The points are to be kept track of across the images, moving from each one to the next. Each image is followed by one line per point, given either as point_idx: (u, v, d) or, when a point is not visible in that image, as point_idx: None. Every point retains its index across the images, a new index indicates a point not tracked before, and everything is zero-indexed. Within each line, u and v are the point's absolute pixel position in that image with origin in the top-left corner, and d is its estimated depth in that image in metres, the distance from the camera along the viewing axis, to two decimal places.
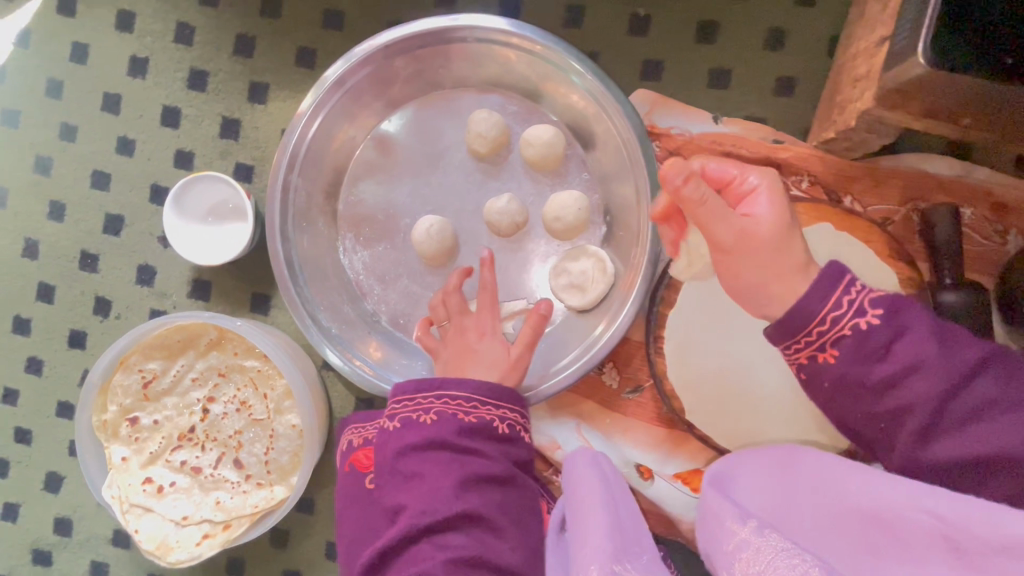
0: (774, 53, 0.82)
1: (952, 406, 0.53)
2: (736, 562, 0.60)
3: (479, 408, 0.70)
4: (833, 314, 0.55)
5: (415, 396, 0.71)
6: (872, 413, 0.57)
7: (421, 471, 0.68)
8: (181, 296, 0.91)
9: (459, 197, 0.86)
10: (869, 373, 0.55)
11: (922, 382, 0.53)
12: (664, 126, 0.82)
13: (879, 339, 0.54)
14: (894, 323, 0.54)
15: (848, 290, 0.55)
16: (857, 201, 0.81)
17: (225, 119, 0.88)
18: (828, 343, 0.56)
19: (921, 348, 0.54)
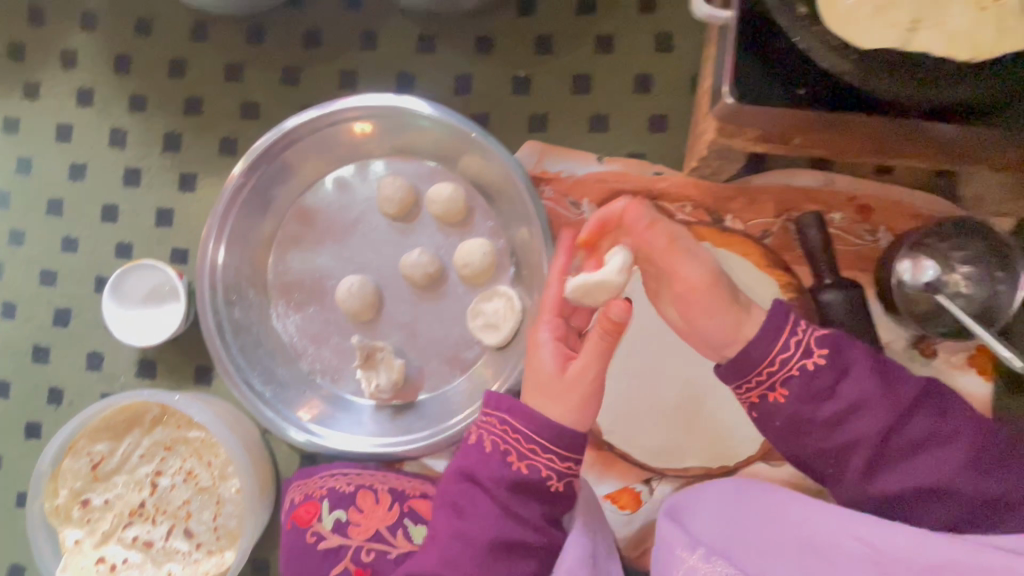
0: (643, 96, 0.91)
1: (893, 441, 0.60)
2: None
3: (537, 453, 0.69)
4: (780, 354, 0.62)
5: (503, 427, 0.70)
6: (822, 450, 0.63)
7: (460, 508, 0.69)
8: (128, 377, 0.96)
9: (380, 255, 0.93)
10: (817, 410, 0.61)
11: (866, 417, 0.60)
12: (554, 171, 0.90)
13: (823, 378, 0.61)
14: (837, 364, 0.62)
15: (794, 331, 0.63)
16: (737, 218, 0.88)
17: (160, 209, 0.97)
18: (777, 383, 0.63)
19: (862, 388, 0.61)
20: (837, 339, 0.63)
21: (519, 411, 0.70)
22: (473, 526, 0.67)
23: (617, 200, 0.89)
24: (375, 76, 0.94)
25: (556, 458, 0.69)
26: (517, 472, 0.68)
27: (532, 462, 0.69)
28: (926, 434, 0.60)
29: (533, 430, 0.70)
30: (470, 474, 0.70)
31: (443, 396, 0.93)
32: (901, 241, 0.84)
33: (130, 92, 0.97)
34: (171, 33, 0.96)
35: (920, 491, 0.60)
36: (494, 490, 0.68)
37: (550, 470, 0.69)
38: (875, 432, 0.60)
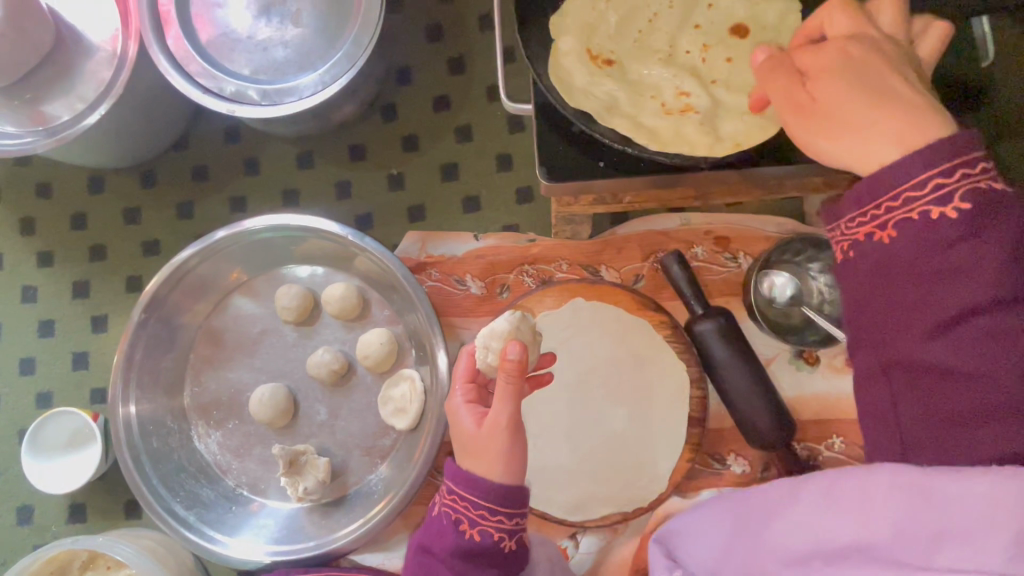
0: (506, 173, 1.00)
1: (990, 339, 0.45)
2: None
3: (486, 518, 0.65)
4: (915, 187, 0.46)
5: (453, 496, 0.68)
6: (903, 324, 0.48)
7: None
8: (59, 525, 0.97)
9: (288, 360, 0.98)
10: (922, 257, 0.47)
11: (974, 290, 0.45)
12: (437, 253, 0.97)
13: (947, 230, 0.46)
14: (978, 221, 0.45)
15: (955, 169, 0.46)
16: (611, 267, 0.95)
17: (76, 353, 1.01)
18: (890, 221, 0.48)
19: (984, 262, 0.45)
20: (998, 198, 0.46)
21: (459, 478, 0.67)
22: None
23: (498, 271, 0.95)
24: (262, 197, 1.03)
25: (504, 519, 0.66)
26: (468, 540, 0.66)
27: (481, 529, 0.66)
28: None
29: (478, 496, 0.66)
30: (429, 547, 0.69)
31: (363, 490, 0.94)
32: (757, 262, 0.91)
33: (38, 251, 1.04)
34: (74, 191, 1.05)
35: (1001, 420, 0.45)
36: (449, 560, 0.67)
37: (502, 533, 0.66)
38: (984, 331, 0.45)
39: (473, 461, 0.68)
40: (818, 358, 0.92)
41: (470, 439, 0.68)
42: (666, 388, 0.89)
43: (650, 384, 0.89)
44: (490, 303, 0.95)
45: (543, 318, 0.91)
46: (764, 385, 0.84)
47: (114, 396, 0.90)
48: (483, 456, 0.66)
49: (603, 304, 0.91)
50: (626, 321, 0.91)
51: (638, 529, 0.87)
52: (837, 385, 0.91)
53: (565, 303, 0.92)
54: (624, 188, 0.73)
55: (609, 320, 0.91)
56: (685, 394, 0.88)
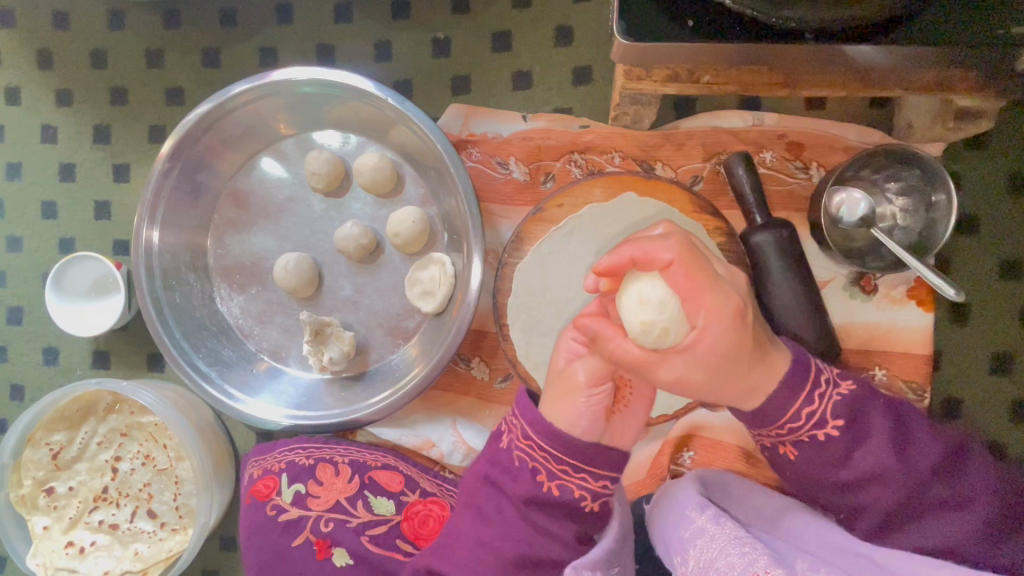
0: (564, 48, 0.90)
1: (907, 500, 0.64)
2: (691, 549, 0.69)
3: (568, 474, 0.66)
4: (795, 419, 0.64)
5: (537, 443, 0.67)
6: (835, 500, 0.68)
7: (483, 515, 0.68)
8: (85, 369, 0.98)
9: (315, 231, 0.94)
10: (831, 474, 0.65)
11: (879, 485, 0.64)
12: (479, 131, 0.89)
13: (822, 457, 0.65)
14: (862, 480, 0.65)
15: (818, 389, 0.64)
16: (668, 165, 0.87)
17: (97, 202, 0.98)
18: (789, 443, 0.66)
19: (874, 459, 0.63)
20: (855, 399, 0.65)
21: (545, 427, 0.66)
22: (497, 537, 0.67)
23: (544, 157, 0.88)
24: (293, 52, 0.94)
25: (589, 479, 0.67)
26: (547, 492, 0.66)
27: (564, 484, 0.66)
28: (928, 475, 0.63)
29: (563, 451, 0.66)
30: (493, 479, 0.69)
31: (385, 367, 0.93)
32: (831, 175, 0.82)
33: (56, 87, 0.97)
34: (92, 25, 0.97)
35: (906, 519, 0.65)
36: (520, 504, 0.67)
37: (583, 491, 0.67)
38: (898, 476, 0.63)
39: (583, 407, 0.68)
40: (876, 286, 0.85)
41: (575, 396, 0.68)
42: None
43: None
44: (532, 191, 0.89)
45: (590, 211, 0.84)
46: (812, 308, 0.80)
47: (140, 216, 0.87)
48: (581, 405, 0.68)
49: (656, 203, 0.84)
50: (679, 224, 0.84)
51: (659, 436, 0.86)
52: (892, 316, 0.85)
53: (615, 197, 0.85)
54: (711, 55, 0.63)
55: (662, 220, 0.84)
56: None
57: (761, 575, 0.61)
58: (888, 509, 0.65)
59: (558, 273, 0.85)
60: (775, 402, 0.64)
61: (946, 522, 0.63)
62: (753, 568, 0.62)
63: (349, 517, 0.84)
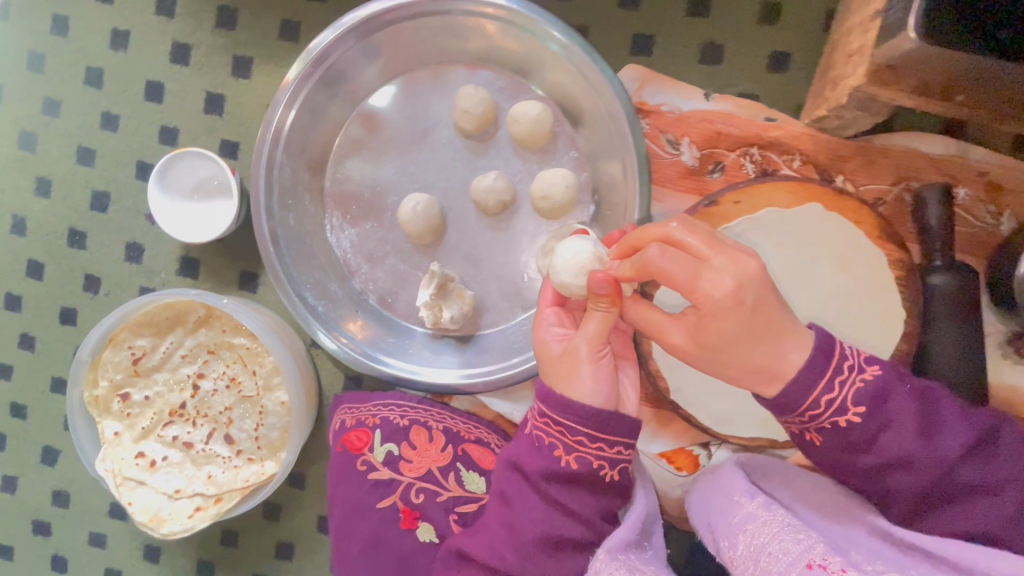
0: (768, 27, 0.80)
1: (941, 486, 0.59)
2: (740, 533, 0.64)
3: (584, 445, 0.63)
4: (815, 406, 0.59)
5: (558, 422, 0.64)
6: (860, 484, 0.63)
7: (506, 497, 0.67)
8: (170, 274, 0.91)
9: (447, 175, 0.86)
10: (853, 459, 0.60)
11: (909, 472, 0.59)
12: (653, 103, 0.81)
13: (844, 446, 0.60)
14: (891, 464, 0.59)
15: (840, 373, 0.59)
16: (850, 180, 0.79)
17: (209, 94, 0.87)
18: (812, 428, 0.60)
19: (903, 443, 0.58)
20: (883, 382, 0.59)
21: (552, 401, 0.64)
22: (522, 519, 0.65)
23: (720, 145, 0.80)
24: None
25: (605, 447, 0.63)
26: (563, 466, 0.64)
27: (579, 457, 0.64)
28: (960, 460, 0.58)
29: (577, 423, 0.63)
30: (517, 466, 0.67)
31: (500, 333, 0.87)
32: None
33: None
34: None
35: (936, 505, 0.60)
36: (538, 480, 0.65)
37: (601, 461, 0.64)
38: (930, 463, 0.58)
39: (568, 392, 0.64)
40: None
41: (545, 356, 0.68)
42: (870, 329, 0.77)
43: (861, 321, 0.77)
44: (698, 178, 0.81)
45: (769, 214, 0.76)
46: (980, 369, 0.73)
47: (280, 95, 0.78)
48: (571, 380, 0.64)
49: (839, 220, 0.76)
50: (859, 248, 0.76)
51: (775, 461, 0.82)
52: None
53: (799, 206, 0.76)
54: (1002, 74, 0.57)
55: (839, 241, 0.77)
56: (886, 344, 0.76)
57: (815, 562, 0.56)
58: (919, 493, 0.60)
59: None
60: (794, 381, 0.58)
61: (979, 508, 0.58)
62: (807, 555, 0.57)
63: (440, 490, 0.81)
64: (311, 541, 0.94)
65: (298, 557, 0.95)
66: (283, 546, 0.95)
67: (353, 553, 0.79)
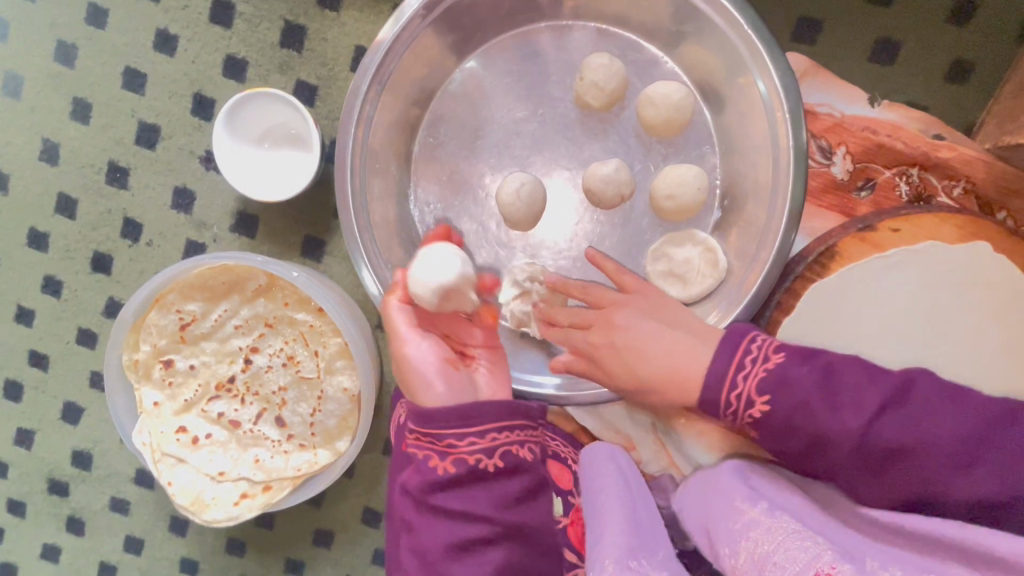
0: (955, 29, 0.70)
1: (872, 444, 0.56)
2: (742, 542, 0.60)
3: (455, 447, 0.60)
4: (726, 397, 0.60)
5: (426, 430, 0.61)
6: (849, 479, 0.60)
7: (421, 526, 0.62)
8: (222, 229, 0.80)
9: (556, 154, 0.75)
10: (787, 447, 0.60)
11: (836, 449, 0.58)
12: (812, 101, 0.70)
13: (801, 438, 0.59)
14: (818, 445, 0.58)
15: (742, 364, 0.60)
16: (1014, 218, 0.69)
17: (288, 24, 0.75)
18: (749, 424, 0.61)
19: (819, 419, 0.58)
20: (772, 353, 0.60)
21: (415, 415, 0.61)
22: (434, 541, 0.61)
23: (880, 160, 0.69)
24: None
25: (477, 439, 0.60)
26: (440, 476, 0.60)
27: (455, 459, 0.60)
28: (868, 426, 0.56)
29: (436, 426, 0.60)
30: (408, 488, 0.62)
31: None
32: None
33: None
34: None
35: (870, 475, 0.58)
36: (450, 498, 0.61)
37: (481, 455, 0.60)
38: (842, 435, 0.57)
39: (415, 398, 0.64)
40: None
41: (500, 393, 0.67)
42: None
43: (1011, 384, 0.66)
44: (844, 196, 0.70)
45: (930, 247, 0.67)
46: None
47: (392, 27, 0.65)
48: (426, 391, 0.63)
49: (1010, 265, 0.66)
50: None
51: None
52: None
53: (965, 241, 0.67)
54: None
55: (1007, 286, 0.66)
56: None
57: (824, 571, 0.53)
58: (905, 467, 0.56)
59: (856, 308, 0.67)
60: (722, 355, 0.60)
61: (947, 468, 0.54)
62: (815, 564, 0.54)
63: None
64: (354, 532, 0.87)
65: (337, 546, 0.88)
66: (323, 534, 0.88)
67: None
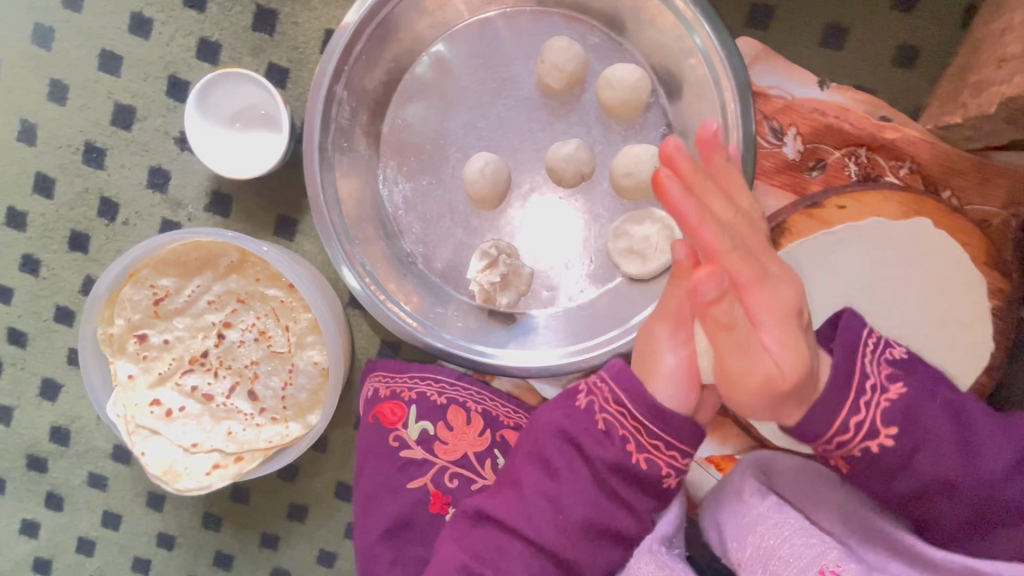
0: (900, 16, 0.73)
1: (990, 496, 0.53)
2: (749, 536, 0.59)
3: (660, 449, 0.57)
4: (841, 433, 0.51)
5: (623, 403, 0.57)
6: (923, 519, 0.56)
7: (555, 474, 0.60)
8: (196, 209, 0.82)
9: (520, 135, 0.77)
10: (889, 485, 0.54)
11: (944, 496, 0.54)
12: (763, 84, 0.73)
13: (906, 482, 0.54)
14: (931, 487, 0.53)
15: (863, 393, 0.51)
16: (957, 197, 0.72)
17: (260, 8, 0.77)
18: (838, 455, 0.54)
19: (942, 465, 0.53)
20: (909, 402, 0.52)
21: (629, 387, 0.56)
22: (567, 498, 0.60)
23: (828, 140, 0.72)
24: None
25: (678, 456, 0.57)
26: (632, 464, 0.58)
27: (651, 459, 0.58)
28: (1001, 478, 0.52)
29: (637, 407, 0.56)
30: (574, 439, 0.60)
31: (553, 316, 0.78)
32: None
33: None
34: None
35: (975, 533, 0.55)
36: (603, 470, 0.59)
37: (670, 469, 0.58)
38: (975, 483, 0.53)
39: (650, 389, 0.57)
40: None
41: (652, 361, 0.57)
42: (958, 364, 0.70)
43: (948, 353, 0.69)
44: (795, 175, 0.73)
45: (873, 223, 0.70)
46: None
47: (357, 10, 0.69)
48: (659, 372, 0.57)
49: (950, 242, 0.69)
50: (963, 270, 0.69)
51: None
52: None
53: (907, 218, 0.69)
54: None
55: (945, 261, 0.69)
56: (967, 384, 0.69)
57: (829, 569, 0.54)
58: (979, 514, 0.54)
59: (805, 282, 0.70)
60: (827, 403, 0.50)
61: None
62: (820, 562, 0.55)
63: (475, 477, 0.75)
64: (326, 506, 0.89)
65: (311, 520, 0.90)
66: (297, 509, 0.90)
67: (376, 533, 0.74)
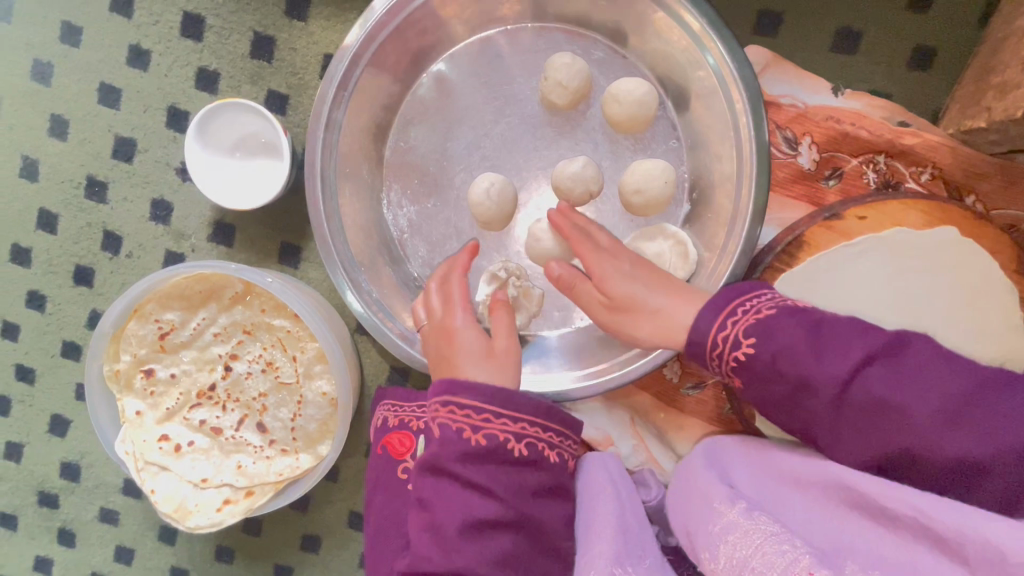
0: (915, 17, 0.71)
1: (857, 399, 0.52)
2: (720, 545, 0.58)
3: (489, 421, 0.59)
4: (719, 342, 0.56)
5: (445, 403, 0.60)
6: (818, 428, 0.56)
7: (427, 499, 0.60)
8: (200, 239, 0.81)
9: (525, 154, 0.76)
10: (774, 392, 0.56)
11: (816, 396, 0.54)
12: (774, 93, 0.71)
13: (785, 387, 0.55)
14: (804, 393, 0.54)
15: (734, 312, 0.57)
16: (982, 202, 0.69)
17: (258, 35, 0.76)
18: (730, 371, 0.57)
19: (804, 364, 0.53)
20: (769, 314, 0.56)
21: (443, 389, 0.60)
22: (442, 515, 0.59)
23: (844, 148, 0.70)
24: None
25: (510, 420, 0.60)
26: (474, 447, 0.59)
27: (486, 433, 0.59)
28: (858, 373, 0.52)
29: (465, 401, 0.59)
30: (430, 464, 0.60)
31: (567, 336, 0.76)
32: None
33: None
34: None
35: (856, 429, 0.53)
36: (453, 465, 0.59)
37: (508, 435, 0.59)
38: (831, 382, 0.53)
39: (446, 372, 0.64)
40: None
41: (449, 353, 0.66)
42: None
43: None
44: (812, 185, 0.70)
45: (896, 234, 0.67)
46: None
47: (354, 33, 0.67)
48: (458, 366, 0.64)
49: (979, 250, 0.66)
50: (992, 281, 0.66)
51: None
52: None
53: (931, 227, 0.67)
54: None
55: (973, 273, 0.66)
56: None
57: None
58: (866, 417, 0.53)
59: (826, 299, 0.67)
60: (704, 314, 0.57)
61: (934, 418, 0.50)
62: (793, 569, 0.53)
63: None
64: (340, 536, 0.87)
65: (324, 551, 0.88)
66: (310, 540, 0.88)
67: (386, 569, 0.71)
